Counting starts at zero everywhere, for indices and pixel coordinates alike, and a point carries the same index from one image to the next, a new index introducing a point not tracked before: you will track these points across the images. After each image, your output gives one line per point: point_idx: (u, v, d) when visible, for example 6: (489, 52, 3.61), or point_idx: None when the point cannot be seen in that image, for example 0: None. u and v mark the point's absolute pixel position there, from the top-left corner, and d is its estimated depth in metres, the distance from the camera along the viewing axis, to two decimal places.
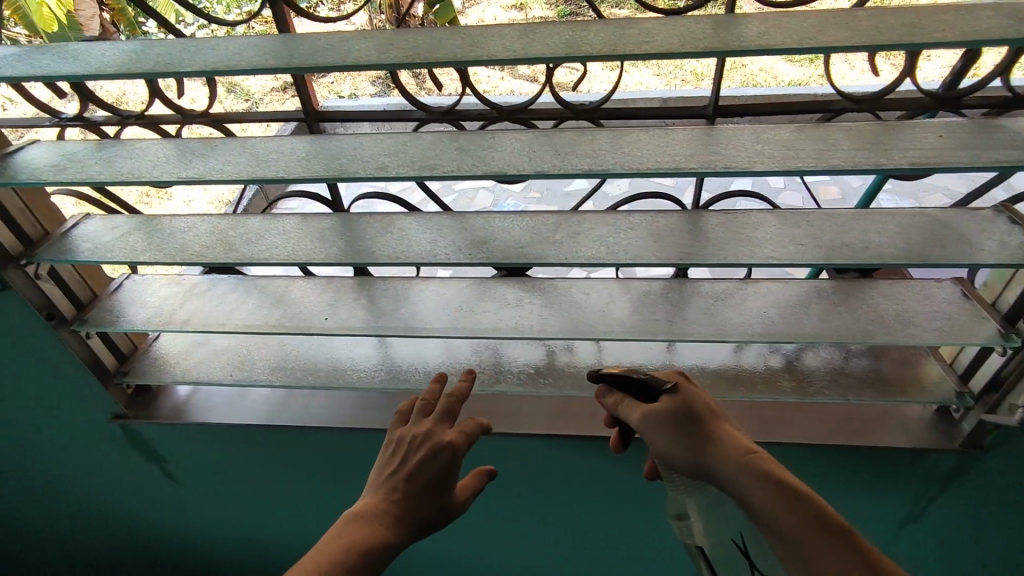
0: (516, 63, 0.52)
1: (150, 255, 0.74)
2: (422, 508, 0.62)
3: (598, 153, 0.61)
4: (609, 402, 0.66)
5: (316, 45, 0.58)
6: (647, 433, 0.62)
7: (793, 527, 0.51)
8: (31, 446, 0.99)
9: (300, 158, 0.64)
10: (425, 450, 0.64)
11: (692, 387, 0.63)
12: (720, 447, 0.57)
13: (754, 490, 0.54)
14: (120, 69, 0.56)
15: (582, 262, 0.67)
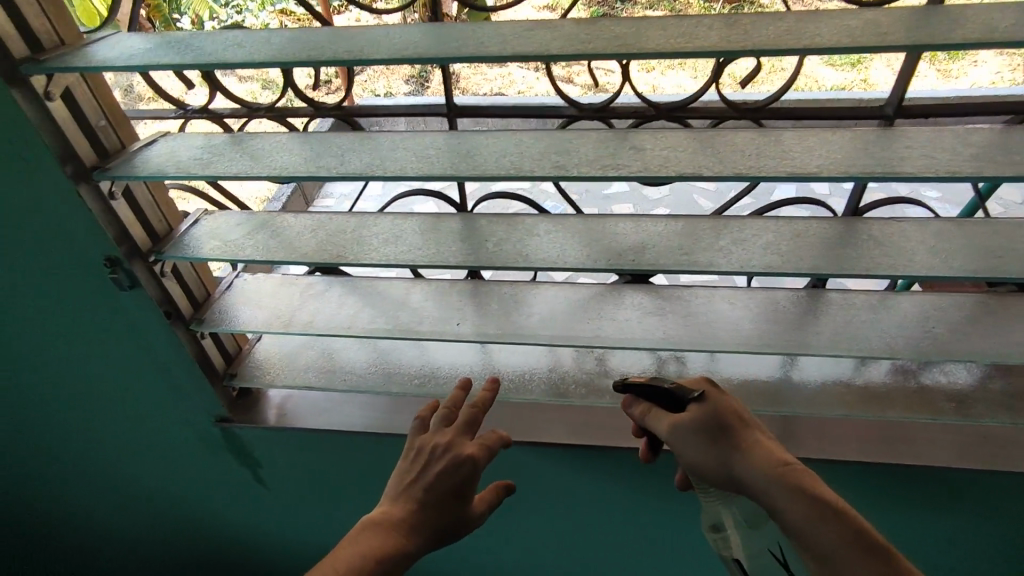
0: (739, 55, 0.47)
1: (283, 254, 0.71)
2: (441, 518, 0.59)
3: (793, 155, 0.56)
4: (636, 412, 0.61)
5: (497, 33, 0.53)
6: (677, 447, 0.58)
7: (828, 544, 0.49)
8: (126, 446, 0.97)
9: (462, 155, 0.60)
10: (449, 460, 0.61)
11: (719, 395, 0.59)
12: (750, 460, 0.54)
13: (790, 505, 0.51)
14: (298, 57, 0.52)
15: (758, 271, 0.62)
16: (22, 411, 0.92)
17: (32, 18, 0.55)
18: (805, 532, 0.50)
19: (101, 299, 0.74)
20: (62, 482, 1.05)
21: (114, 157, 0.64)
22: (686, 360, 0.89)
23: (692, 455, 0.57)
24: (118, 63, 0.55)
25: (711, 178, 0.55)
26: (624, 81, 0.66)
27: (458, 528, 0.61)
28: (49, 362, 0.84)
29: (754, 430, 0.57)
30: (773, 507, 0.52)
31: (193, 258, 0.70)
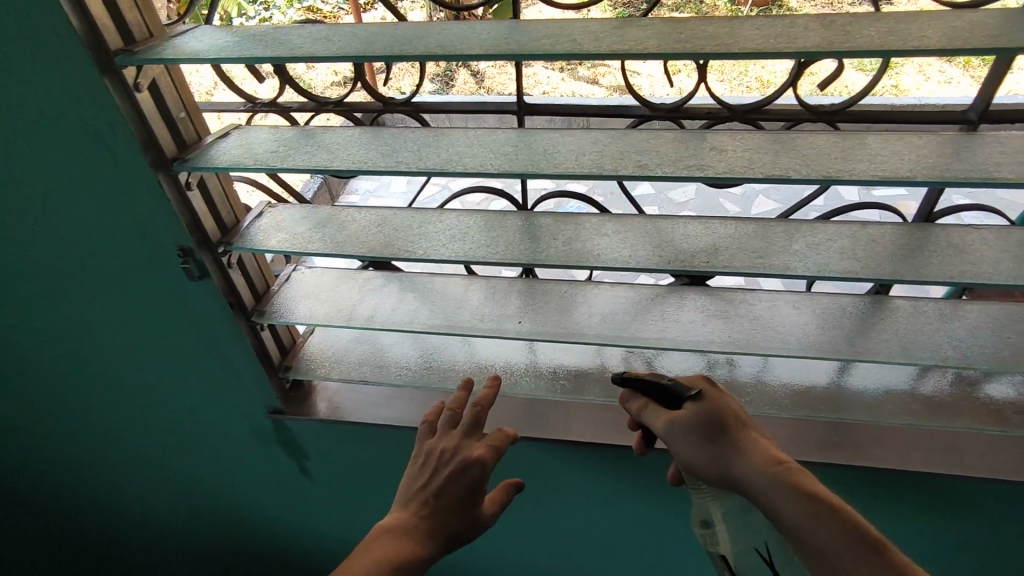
0: (838, 56, 0.47)
1: (351, 248, 0.71)
2: (453, 522, 0.59)
3: (881, 159, 0.56)
4: (633, 408, 0.60)
5: (584, 29, 0.53)
6: (672, 443, 0.57)
7: (823, 545, 0.46)
8: (179, 433, 0.98)
9: (541, 153, 0.60)
10: (458, 464, 0.61)
11: (716, 392, 0.58)
12: (746, 458, 0.52)
13: (785, 505, 0.48)
14: (392, 51, 0.52)
15: (834, 276, 0.62)
16: (81, 394, 0.94)
17: (126, 10, 0.56)
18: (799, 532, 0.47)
19: (168, 288, 0.75)
20: (114, 467, 1.07)
21: (191, 149, 0.65)
22: (743, 364, 0.87)
23: (687, 453, 0.55)
24: (211, 55, 0.56)
25: (802, 182, 0.55)
26: (701, 82, 0.65)
27: (469, 533, 0.61)
28: (111, 347, 0.85)
29: (753, 428, 0.55)
30: (767, 507, 0.50)
31: (262, 250, 0.71)
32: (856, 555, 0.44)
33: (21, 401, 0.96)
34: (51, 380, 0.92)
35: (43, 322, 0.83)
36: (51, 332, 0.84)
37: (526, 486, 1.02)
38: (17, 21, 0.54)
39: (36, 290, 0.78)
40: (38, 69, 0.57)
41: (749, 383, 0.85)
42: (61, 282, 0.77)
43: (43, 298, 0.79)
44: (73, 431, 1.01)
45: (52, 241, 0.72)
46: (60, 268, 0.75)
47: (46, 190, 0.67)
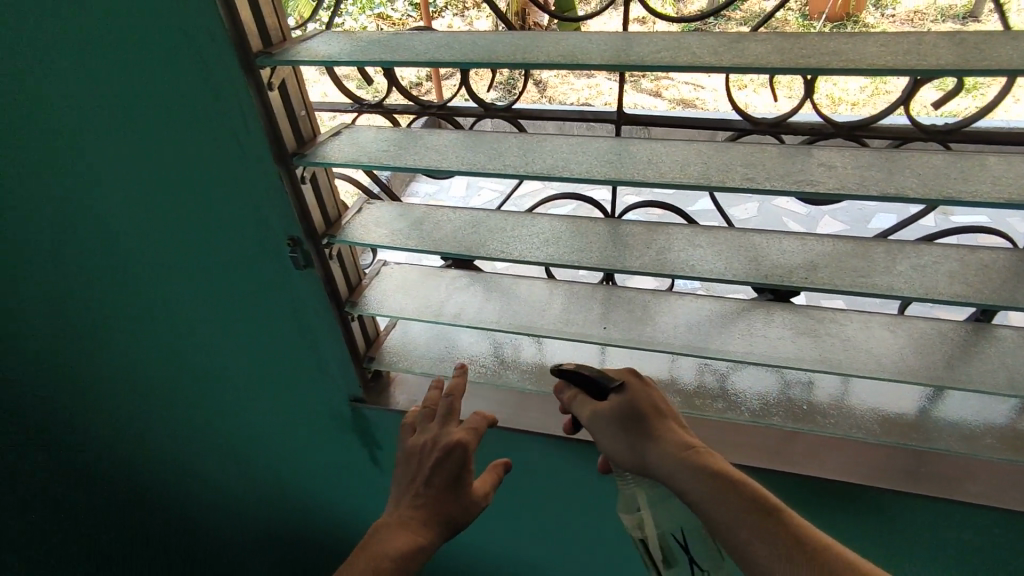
0: (970, 75, 0.46)
1: (447, 245, 0.74)
2: (446, 506, 0.68)
3: (1002, 181, 0.54)
4: (564, 398, 0.69)
5: (700, 42, 0.54)
6: (598, 432, 0.64)
7: (718, 513, 0.53)
8: (265, 413, 1.04)
9: (645, 162, 0.62)
10: (441, 453, 0.69)
11: (635, 382, 0.65)
12: (658, 445, 0.60)
13: (687, 481, 0.56)
14: (518, 58, 0.56)
15: (940, 298, 0.61)
16: (179, 372, 1.00)
17: (267, 18, 0.61)
18: (700, 505, 0.55)
19: (274, 275, 0.80)
20: (199, 441, 1.13)
21: (308, 145, 0.69)
22: (825, 384, 0.85)
23: (609, 441, 0.64)
24: (342, 57, 0.60)
25: (917, 201, 0.55)
26: (807, 97, 0.65)
27: (465, 515, 0.70)
28: (214, 328, 0.91)
29: (669, 417, 0.63)
30: (675, 486, 0.57)
31: (364, 244, 0.75)
32: (750, 522, 0.52)
33: (123, 377, 1.03)
34: (154, 358, 0.98)
35: (156, 304, 0.89)
36: (161, 313, 0.91)
37: (588, 493, 1.02)
38: (176, 25, 0.60)
39: (155, 272, 0.85)
40: (187, 69, 0.63)
41: (832, 404, 0.83)
42: (178, 266, 0.83)
43: (160, 280, 0.86)
44: (167, 407, 1.08)
45: (176, 228, 0.78)
46: (178, 253, 0.81)
47: (177, 181, 0.73)
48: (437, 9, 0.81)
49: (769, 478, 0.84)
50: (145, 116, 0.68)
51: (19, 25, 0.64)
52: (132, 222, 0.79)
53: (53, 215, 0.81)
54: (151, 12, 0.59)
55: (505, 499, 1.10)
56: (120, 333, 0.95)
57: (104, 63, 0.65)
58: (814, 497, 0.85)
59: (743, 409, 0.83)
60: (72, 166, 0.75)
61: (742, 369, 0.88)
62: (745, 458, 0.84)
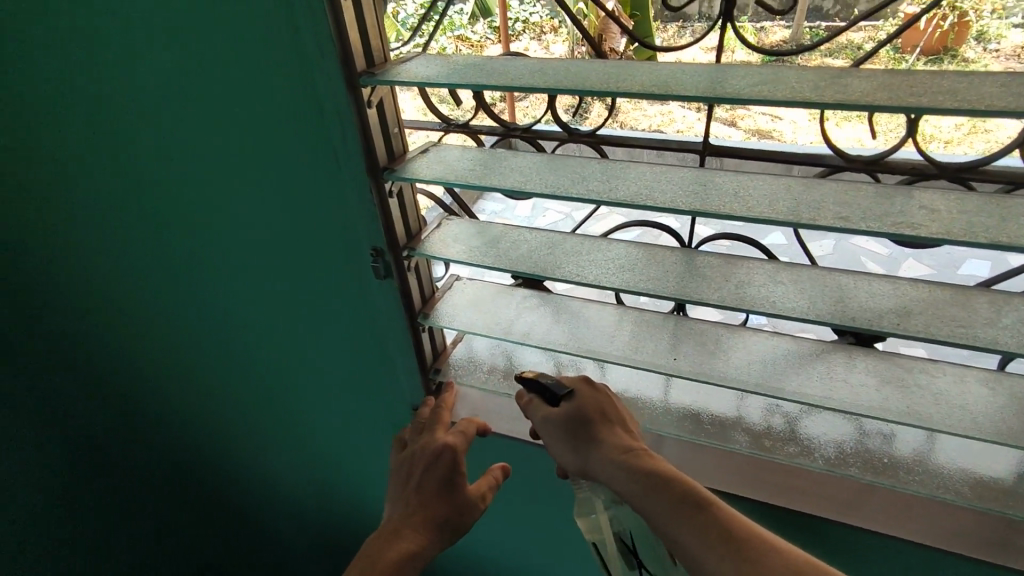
0: None
1: (522, 265, 0.75)
2: (440, 507, 0.74)
3: None
4: (522, 403, 0.81)
5: (801, 77, 0.54)
6: (552, 434, 0.76)
7: (649, 505, 0.61)
8: (334, 414, 1.08)
9: (732, 195, 0.61)
10: (432, 455, 0.77)
11: (583, 391, 0.77)
12: (599, 448, 0.70)
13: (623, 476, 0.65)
14: (613, 88, 0.57)
15: None
16: (256, 371, 1.05)
17: (372, 38, 0.65)
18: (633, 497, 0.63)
19: (356, 283, 0.84)
20: (266, 436, 1.18)
21: (398, 161, 0.73)
22: (908, 437, 0.80)
23: (559, 443, 0.75)
24: (439, 79, 0.63)
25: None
26: (908, 136, 0.62)
27: (461, 517, 0.75)
28: (294, 331, 0.95)
29: (614, 424, 0.74)
30: (613, 482, 0.67)
31: (442, 258, 0.77)
32: (676, 514, 0.58)
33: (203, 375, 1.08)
34: (234, 357, 1.04)
35: (243, 305, 0.94)
36: (246, 314, 0.96)
37: None
38: (290, 48, 0.64)
39: (245, 275, 0.90)
40: (296, 88, 0.67)
41: (916, 459, 0.77)
42: (267, 271, 0.88)
43: (249, 283, 0.91)
44: (242, 403, 1.13)
45: (269, 235, 0.83)
46: (270, 258, 0.86)
47: (275, 191, 0.78)
48: (515, 32, 0.80)
49: (843, 532, 0.80)
50: (252, 130, 0.72)
51: (145, 48, 0.69)
52: (230, 229, 0.84)
53: (156, 222, 0.86)
54: (269, 37, 0.64)
55: (557, 519, 1.10)
56: (205, 333, 1.01)
57: (218, 82, 0.69)
58: (892, 559, 0.80)
59: (819, 457, 0.79)
60: (179, 176, 0.80)
61: (816, 414, 0.84)
62: (818, 508, 0.80)
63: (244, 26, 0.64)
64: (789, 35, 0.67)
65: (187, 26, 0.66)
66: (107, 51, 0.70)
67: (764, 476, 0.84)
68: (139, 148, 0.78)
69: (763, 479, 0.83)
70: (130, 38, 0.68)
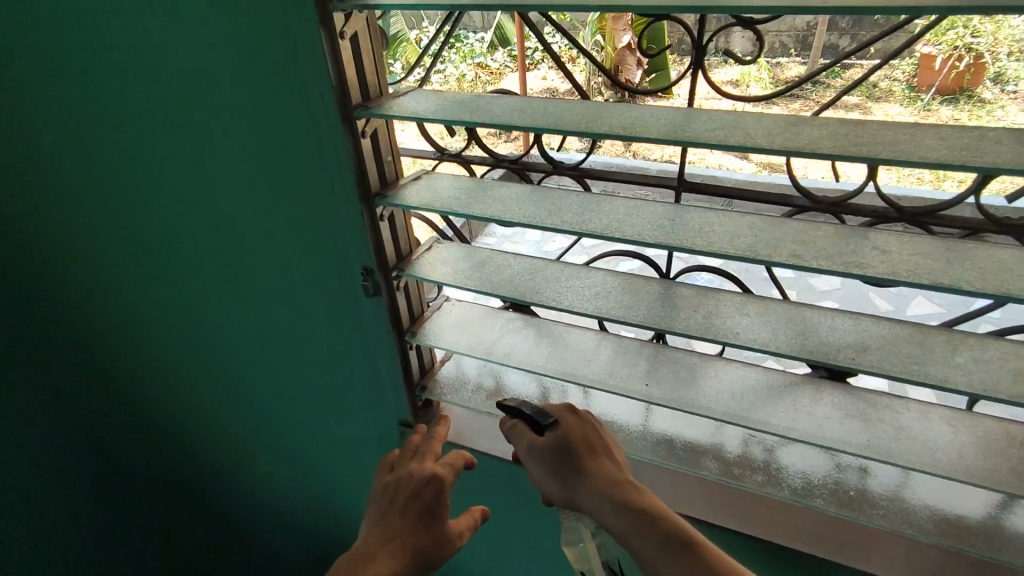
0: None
1: (506, 289, 0.79)
2: (417, 537, 0.77)
3: None
4: (505, 428, 0.83)
5: (759, 124, 0.58)
6: (537, 463, 0.78)
7: (639, 543, 0.65)
8: (325, 427, 1.11)
9: (698, 230, 0.65)
10: (419, 482, 0.81)
11: (571, 421, 0.80)
12: (589, 481, 0.73)
13: (612, 512, 0.69)
14: (584, 128, 0.62)
15: (1000, 397, 0.58)
16: (250, 383, 1.09)
17: (367, 75, 0.70)
18: (627, 535, 0.67)
19: (349, 301, 0.88)
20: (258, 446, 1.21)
21: (390, 187, 0.77)
22: (879, 473, 0.81)
23: (548, 473, 0.77)
24: (427, 114, 0.68)
25: (977, 293, 0.54)
26: (869, 180, 0.65)
27: (436, 546, 0.78)
28: (288, 346, 0.99)
29: (597, 453, 0.77)
30: (604, 518, 0.70)
31: (429, 280, 0.81)
32: (667, 556, 0.63)
33: (199, 385, 1.12)
34: (231, 368, 1.07)
35: (241, 320, 0.99)
36: (243, 328, 1.00)
37: None
38: (290, 82, 0.69)
39: (243, 291, 0.94)
40: (295, 116, 0.72)
41: (884, 495, 0.79)
42: (264, 287, 0.92)
43: (247, 298, 0.95)
44: (236, 415, 1.16)
45: (266, 254, 0.87)
46: (267, 275, 0.90)
47: (273, 212, 0.82)
48: (533, 62, 0.91)
49: (813, 563, 0.81)
50: (253, 156, 0.77)
51: (156, 78, 0.74)
52: (230, 247, 0.89)
53: (160, 239, 0.91)
54: (272, 71, 0.69)
55: (539, 542, 1.11)
56: (203, 346, 1.04)
57: (224, 111, 0.75)
58: None
59: (790, 488, 0.80)
60: (183, 197, 0.85)
61: (788, 445, 0.85)
62: (789, 538, 0.81)
63: (249, 60, 0.69)
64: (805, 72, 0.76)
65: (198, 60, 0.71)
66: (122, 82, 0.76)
67: (738, 505, 0.85)
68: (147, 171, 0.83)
69: (737, 509, 0.85)
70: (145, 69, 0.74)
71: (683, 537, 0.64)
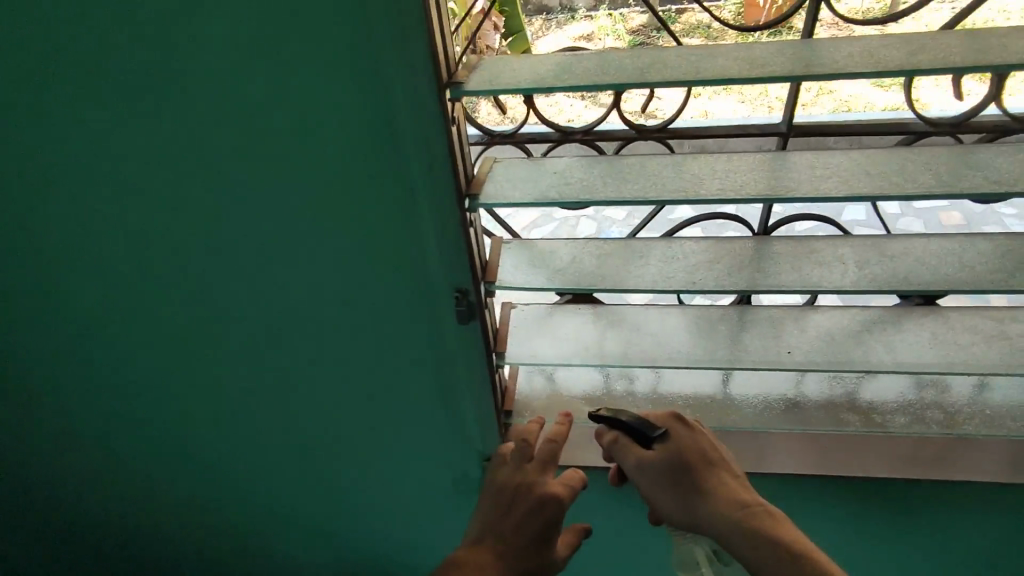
0: None
1: (630, 280, 0.69)
2: (528, 560, 0.65)
3: None
4: (603, 445, 0.66)
5: (926, 43, 0.52)
6: (645, 487, 0.63)
7: None
8: (370, 487, 0.92)
9: (847, 171, 0.60)
10: (536, 501, 0.68)
11: (679, 434, 0.64)
12: (714, 506, 0.58)
13: (752, 552, 0.55)
14: (744, 73, 0.51)
15: None
16: (277, 449, 0.88)
17: (449, 42, 0.53)
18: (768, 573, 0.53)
19: (416, 332, 0.71)
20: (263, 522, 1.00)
21: (475, 184, 0.62)
22: (979, 388, 0.82)
23: (661, 498, 0.61)
24: (534, 84, 0.53)
25: None
26: (995, 98, 0.62)
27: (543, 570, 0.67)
28: (330, 397, 0.80)
29: (718, 468, 0.62)
30: (735, 550, 0.56)
31: (534, 289, 0.69)
32: None
33: (209, 455, 0.91)
34: (251, 433, 0.87)
35: (262, 376, 0.79)
36: (265, 385, 0.80)
37: None
38: (365, 58, 0.52)
39: (271, 339, 0.74)
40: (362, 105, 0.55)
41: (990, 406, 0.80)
42: (301, 330, 0.73)
43: (277, 347, 0.75)
44: (252, 489, 0.95)
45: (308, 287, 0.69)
46: (306, 315, 0.71)
47: (322, 234, 0.64)
48: None
49: (938, 491, 0.81)
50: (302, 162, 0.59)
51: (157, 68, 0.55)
52: (254, 286, 0.69)
53: (166, 278, 0.70)
54: (340, 43, 0.51)
55: (617, 552, 1.01)
56: (208, 409, 0.84)
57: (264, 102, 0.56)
58: (985, 510, 0.82)
59: (901, 421, 0.79)
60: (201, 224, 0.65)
61: (871, 378, 0.84)
62: (907, 471, 0.80)
63: (307, 29, 0.51)
64: (648, 21, 0.64)
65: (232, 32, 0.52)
66: (122, 66, 0.56)
67: (838, 452, 0.83)
68: (153, 190, 0.63)
69: (846, 455, 0.82)
70: (153, 49, 0.54)
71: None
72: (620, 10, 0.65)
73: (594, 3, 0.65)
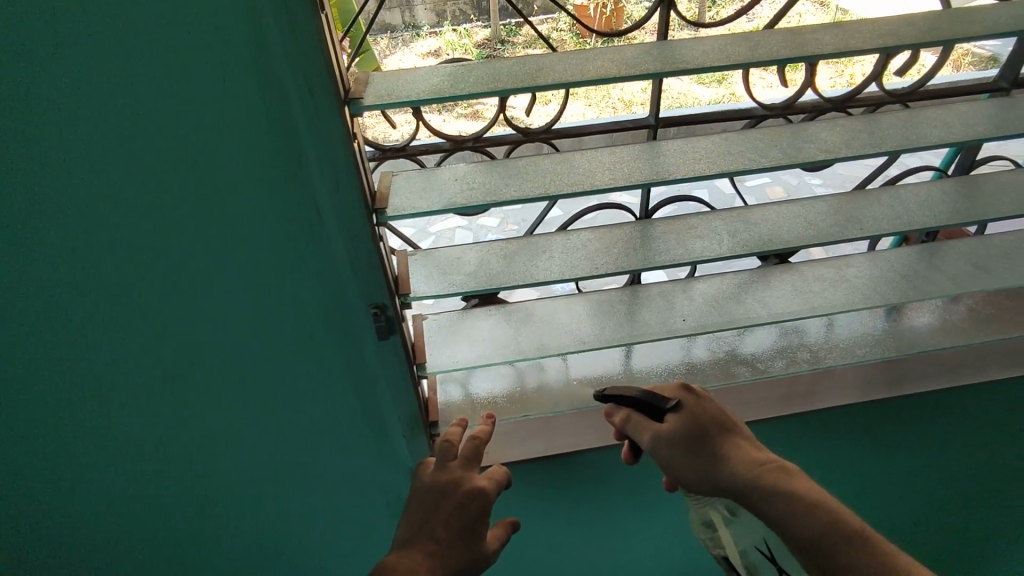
0: (943, 42, 0.63)
1: (536, 272, 0.71)
2: (457, 555, 0.62)
3: (951, 122, 0.73)
4: (617, 421, 0.67)
5: (753, 36, 0.63)
6: (658, 456, 0.63)
7: (803, 536, 0.51)
8: (299, 510, 0.90)
9: (709, 153, 0.68)
10: (462, 495, 0.66)
11: (693, 404, 0.64)
12: (733, 465, 0.58)
13: (769, 504, 0.54)
14: (623, 74, 0.58)
15: (927, 224, 0.76)
16: (196, 488, 0.83)
17: (337, 60, 0.54)
18: (783, 518, 0.53)
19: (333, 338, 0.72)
20: None
21: (377, 197, 0.63)
22: (833, 328, 0.96)
23: (678, 467, 0.61)
24: (425, 97, 0.56)
25: (914, 146, 0.70)
26: (811, 83, 0.74)
27: (472, 567, 0.63)
28: (253, 420, 0.78)
29: (730, 430, 0.62)
30: (753, 504, 0.55)
31: (446, 296, 0.68)
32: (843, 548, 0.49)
33: None
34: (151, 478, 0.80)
35: (166, 411, 0.74)
36: (168, 419, 0.75)
37: (629, 504, 1.00)
38: (275, 70, 0.52)
39: (175, 368, 0.70)
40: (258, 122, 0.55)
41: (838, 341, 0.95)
42: (213, 353, 0.70)
43: (194, 375, 0.72)
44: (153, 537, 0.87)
45: (223, 305, 0.67)
46: (211, 337, 0.69)
47: (232, 248, 0.63)
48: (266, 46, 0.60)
49: (809, 421, 0.94)
50: (216, 177, 0.58)
51: None
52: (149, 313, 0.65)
53: None
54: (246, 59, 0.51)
55: (546, 544, 1.03)
56: None
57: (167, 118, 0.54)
58: (845, 429, 0.96)
59: (779, 365, 0.91)
60: (95, 251, 0.60)
61: (746, 334, 0.96)
62: (786, 408, 0.92)
63: (214, 38, 0.51)
64: (491, 34, 0.73)
65: (124, 39, 0.50)
66: None
67: (732, 400, 0.93)
68: None
69: (736, 406, 0.92)
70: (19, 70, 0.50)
71: (842, 522, 0.51)
72: (463, 25, 0.71)
73: (436, 20, 0.71)
